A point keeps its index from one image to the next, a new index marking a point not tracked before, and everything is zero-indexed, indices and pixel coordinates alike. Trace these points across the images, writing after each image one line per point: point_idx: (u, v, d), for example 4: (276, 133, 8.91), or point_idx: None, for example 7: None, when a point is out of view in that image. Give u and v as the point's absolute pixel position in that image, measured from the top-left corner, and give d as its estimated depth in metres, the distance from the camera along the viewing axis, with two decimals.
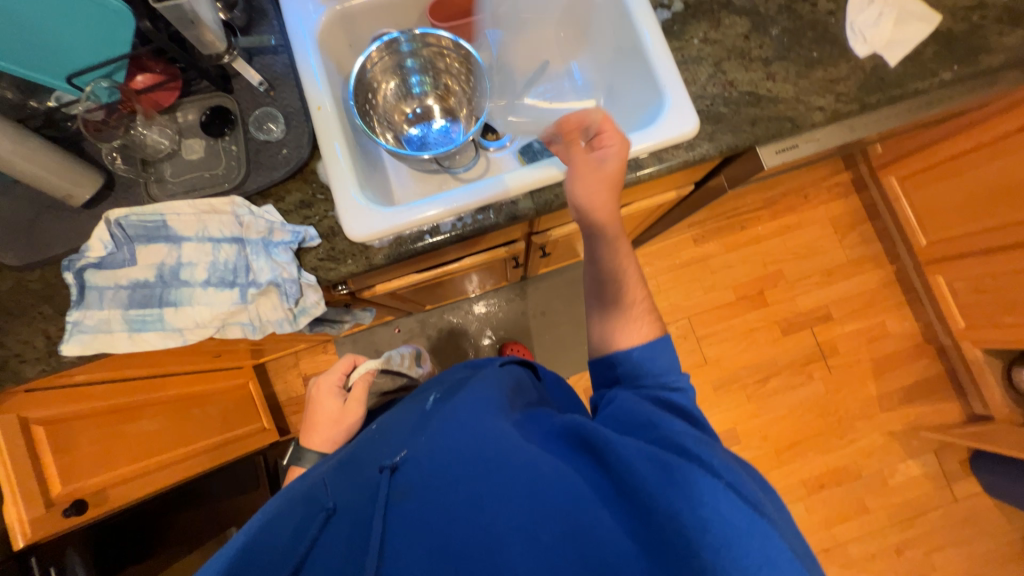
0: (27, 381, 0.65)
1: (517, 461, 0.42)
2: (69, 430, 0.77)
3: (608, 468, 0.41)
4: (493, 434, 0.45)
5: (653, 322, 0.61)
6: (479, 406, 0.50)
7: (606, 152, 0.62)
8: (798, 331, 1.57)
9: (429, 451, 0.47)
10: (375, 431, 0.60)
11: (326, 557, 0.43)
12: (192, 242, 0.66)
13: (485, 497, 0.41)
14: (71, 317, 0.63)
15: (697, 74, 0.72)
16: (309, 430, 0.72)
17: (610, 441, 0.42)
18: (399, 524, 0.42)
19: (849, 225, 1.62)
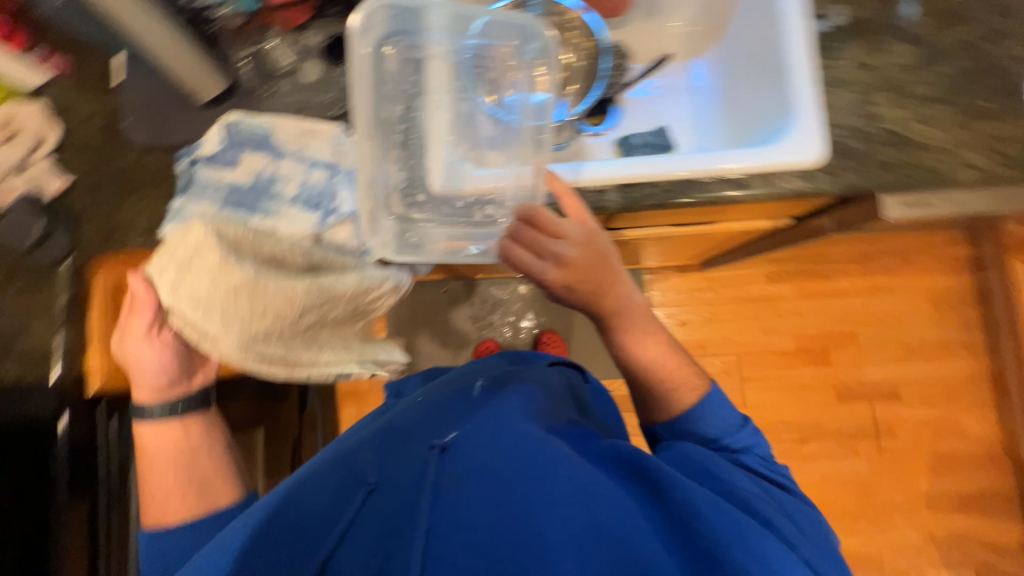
0: (130, 249, 0.73)
1: (575, 477, 0.46)
2: None
3: (664, 502, 0.46)
4: (549, 447, 0.48)
5: (697, 391, 0.65)
6: (529, 417, 0.54)
7: (558, 250, 0.59)
8: (855, 401, 1.44)
9: (481, 443, 0.50)
10: (417, 403, 0.61)
11: (375, 530, 0.45)
12: (290, 159, 0.70)
13: (540, 506, 0.44)
14: (175, 204, 0.69)
15: (837, 99, 0.65)
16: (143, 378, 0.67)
17: (674, 481, 0.46)
18: (453, 517, 0.44)
19: (950, 304, 1.45)
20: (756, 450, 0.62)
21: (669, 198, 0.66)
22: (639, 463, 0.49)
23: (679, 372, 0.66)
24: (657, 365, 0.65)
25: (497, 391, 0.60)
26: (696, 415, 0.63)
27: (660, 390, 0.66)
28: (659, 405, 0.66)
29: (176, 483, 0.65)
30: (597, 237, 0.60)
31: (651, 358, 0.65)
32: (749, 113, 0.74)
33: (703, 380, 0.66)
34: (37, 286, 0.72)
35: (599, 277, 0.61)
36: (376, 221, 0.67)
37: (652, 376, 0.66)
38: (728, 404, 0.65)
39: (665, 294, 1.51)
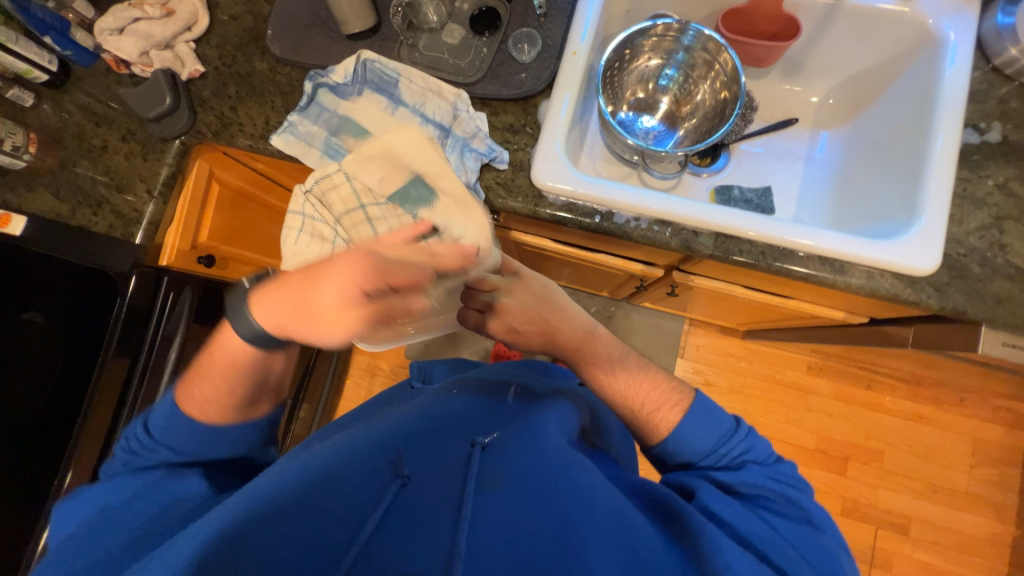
0: (235, 148, 0.76)
1: (611, 504, 0.46)
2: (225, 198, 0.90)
3: (695, 543, 0.44)
4: (585, 473, 0.49)
5: (679, 408, 0.58)
6: (565, 437, 0.55)
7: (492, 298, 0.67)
8: (860, 521, 1.36)
9: (519, 452, 0.51)
10: (452, 398, 0.62)
11: (408, 518, 0.44)
12: (406, 109, 0.72)
13: (580, 522, 0.43)
14: (292, 118, 0.72)
15: (969, 216, 0.62)
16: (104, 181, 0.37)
17: (700, 525, 0.45)
18: (488, 514, 0.43)
19: (991, 457, 1.37)
20: (753, 456, 0.54)
21: (762, 259, 0.64)
22: (673, 508, 0.48)
23: (657, 395, 0.60)
24: (629, 393, 0.61)
25: (533, 406, 0.62)
26: (679, 434, 0.56)
27: (636, 418, 0.60)
28: (642, 434, 0.60)
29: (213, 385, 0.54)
30: (529, 281, 0.68)
31: (624, 389, 0.62)
32: (868, 201, 0.71)
33: (689, 397, 0.59)
34: (147, 154, 0.78)
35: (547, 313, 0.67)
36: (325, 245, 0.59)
37: (627, 407, 0.61)
38: (717, 408, 0.57)
39: (699, 350, 1.47)
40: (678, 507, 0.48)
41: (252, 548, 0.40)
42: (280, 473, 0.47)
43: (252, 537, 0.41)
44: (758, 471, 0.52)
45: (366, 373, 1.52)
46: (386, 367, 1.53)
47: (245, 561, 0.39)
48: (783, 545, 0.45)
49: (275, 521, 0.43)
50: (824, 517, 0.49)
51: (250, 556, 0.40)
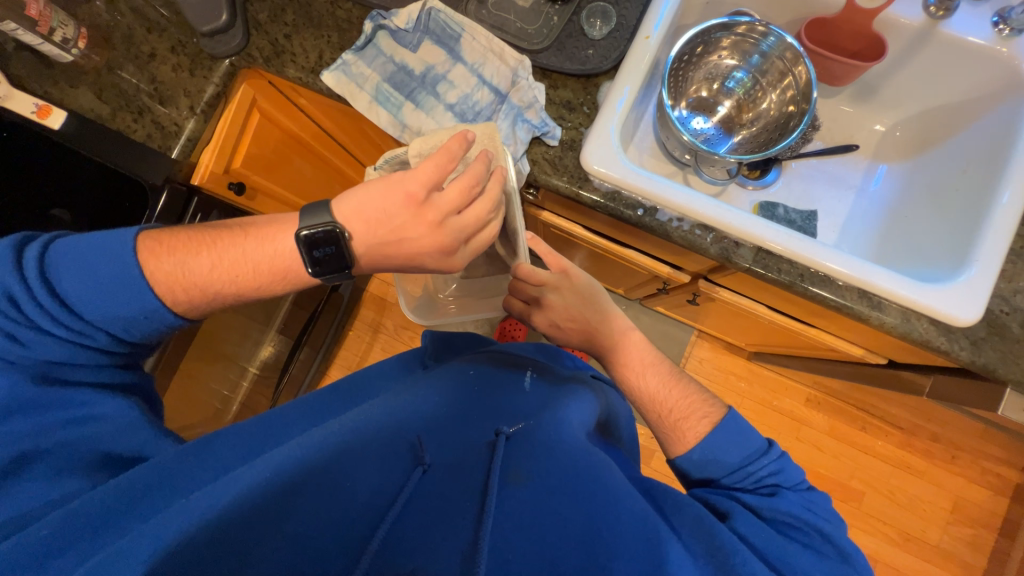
0: (284, 77, 0.74)
1: (632, 507, 0.46)
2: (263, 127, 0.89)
3: (722, 556, 0.44)
4: (609, 475, 0.49)
5: (708, 419, 0.58)
6: (587, 434, 0.56)
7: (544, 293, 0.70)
8: None
9: (543, 446, 0.51)
10: (473, 380, 0.63)
11: (425, 506, 0.44)
12: (464, 67, 0.70)
13: (605, 527, 0.43)
14: (347, 56, 0.70)
15: (1019, 275, 0.61)
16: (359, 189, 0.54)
17: (732, 546, 0.45)
18: (510, 508, 0.44)
19: (971, 518, 1.37)
20: (784, 480, 0.53)
21: (799, 282, 0.63)
22: (696, 515, 0.48)
23: (686, 403, 0.60)
24: (659, 396, 0.62)
25: (557, 395, 0.62)
26: (705, 447, 0.55)
27: (663, 422, 0.60)
28: (664, 440, 0.60)
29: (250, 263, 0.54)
30: (577, 281, 0.70)
31: (652, 392, 0.63)
32: (917, 243, 0.69)
33: (724, 407, 0.60)
34: (194, 69, 0.76)
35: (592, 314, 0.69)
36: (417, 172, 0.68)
37: (655, 410, 0.62)
38: (748, 429, 0.56)
39: (701, 363, 1.47)
40: (707, 522, 0.48)
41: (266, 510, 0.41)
42: (303, 446, 0.47)
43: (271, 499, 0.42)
44: (792, 499, 0.51)
45: (368, 328, 1.53)
46: (389, 326, 1.53)
47: (268, 532, 0.39)
48: (801, 567, 0.46)
49: (295, 496, 0.43)
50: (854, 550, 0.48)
51: (268, 529, 0.40)
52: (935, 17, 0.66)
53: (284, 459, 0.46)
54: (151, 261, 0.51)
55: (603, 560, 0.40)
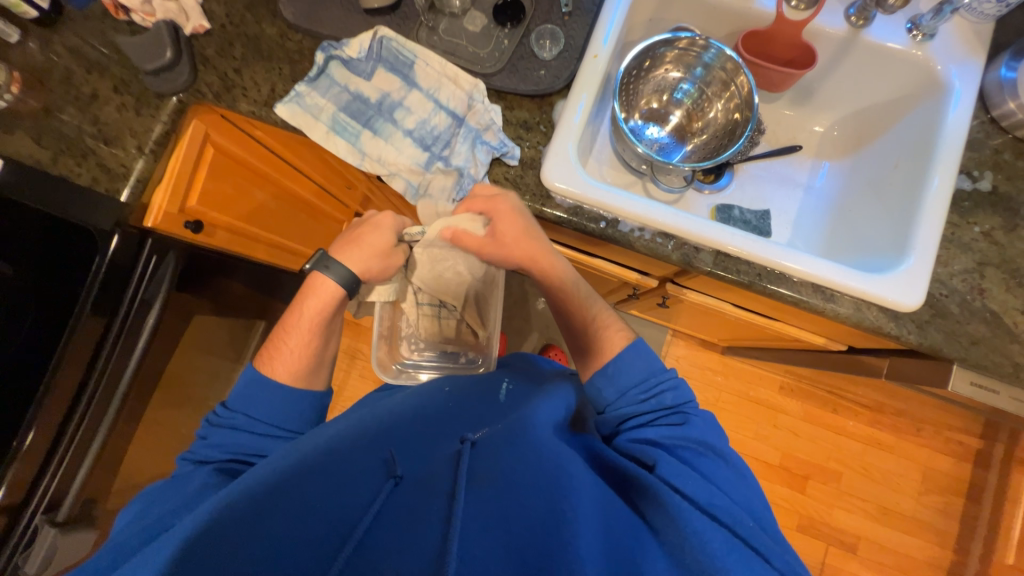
0: (236, 112, 0.73)
1: (595, 493, 0.47)
2: (218, 161, 0.87)
3: (679, 531, 0.45)
4: (573, 462, 0.49)
5: (623, 333, 0.65)
6: (553, 422, 0.56)
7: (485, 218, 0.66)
8: (813, 537, 1.42)
9: (507, 448, 0.51)
10: (449, 397, 0.65)
11: (393, 523, 0.45)
12: (420, 93, 0.70)
13: (569, 510, 0.44)
14: (300, 88, 0.70)
15: (953, 259, 0.65)
16: (347, 242, 0.68)
17: (691, 524, 0.45)
18: (475, 512, 0.44)
19: (940, 486, 1.44)
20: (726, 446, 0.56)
21: (757, 281, 0.66)
22: (652, 491, 0.49)
23: (605, 317, 0.67)
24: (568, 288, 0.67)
25: (533, 395, 0.63)
26: (618, 360, 0.61)
27: (590, 339, 0.65)
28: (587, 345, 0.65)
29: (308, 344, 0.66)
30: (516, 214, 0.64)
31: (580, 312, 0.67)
32: (859, 234, 0.74)
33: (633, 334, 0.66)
34: (140, 108, 0.75)
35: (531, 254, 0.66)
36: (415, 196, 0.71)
37: (581, 328, 0.67)
38: (680, 383, 0.60)
39: (679, 361, 1.51)
40: (667, 501, 0.47)
41: (238, 535, 0.42)
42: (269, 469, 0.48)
43: (241, 531, 0.42)
44: (701, 427, 0.56)
45: (345, 355, 1.50)
46: (366, 351, 1.50)
47: (238, 552, 0.41)
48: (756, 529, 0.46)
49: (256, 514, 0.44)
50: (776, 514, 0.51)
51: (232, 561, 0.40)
52: (856, 27, 0.71)
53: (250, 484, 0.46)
54: (268, 367, 0.66)
55: (564, 541, 0.41)
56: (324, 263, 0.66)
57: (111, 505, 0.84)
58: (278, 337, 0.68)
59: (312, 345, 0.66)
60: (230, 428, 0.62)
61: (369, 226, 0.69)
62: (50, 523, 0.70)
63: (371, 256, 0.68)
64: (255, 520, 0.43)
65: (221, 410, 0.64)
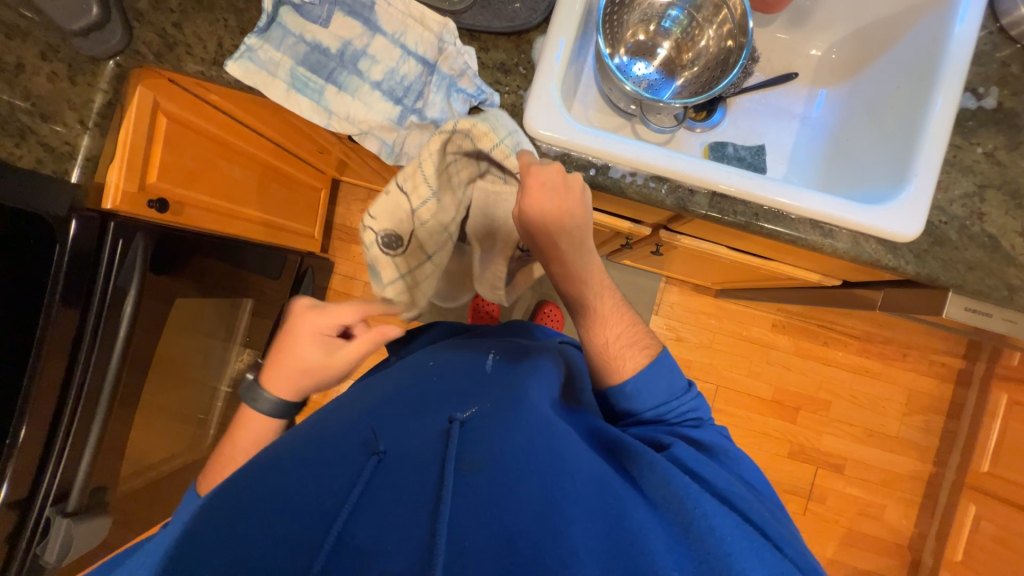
0: (183, 75, 0.66)
1: (590, 472, 0.50)
2: (175, 132, 0.82)
3: (681, 509, 0.48)
4: (567, 442, 0.52)
5: (647, 351, 0.66)
6: (548, 401, 0.58)
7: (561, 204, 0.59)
8: (804, 462, 1.51)
9: (496, 427, 0.52)
10: (432, 371, 0.66)
11: (383, 502, 0.45)
12: (384, 39, 0.64)
13: (561, 495, 0.47)
14: (250, 41, 0.63)
15: (954, 184, 0.63)
16: (271, 366, 0.65)
17: (688, 493, 0.50)
18: (467, 492, 0.46)
19: (924, 406, 1.51)
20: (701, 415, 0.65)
21: (754, 221, 0.64)
22: (642, 459, 0.53)
23: (628, 335, 0.66)
24: (606, 325, 0.67)
25: (517, 370, 0.64)
26: (639, 380, 0.63)
27: (606, 354, 0.66)
28: (602, 367, 0.66)
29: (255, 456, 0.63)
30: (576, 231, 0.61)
31: (613, 337, 0.66)
32: (858, 164, 0.71)
33: (656, 344, 0.68)
34: (75, 75, 0.68)
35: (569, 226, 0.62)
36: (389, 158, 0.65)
37: (598, 346, 0.66)
38: (676, 368, 0.65)
39: (672, 307, 1.51)
40: (663, 469, 0.52)
41: (225, 533, 0.43)
42: (255, 470, 0.49)
43: (227, 527, 0.44)
44: (714, 432, 0.63)
45: None
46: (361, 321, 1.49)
47: (230, 546, 0.42)
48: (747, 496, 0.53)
49: (241, 509, 0.45)
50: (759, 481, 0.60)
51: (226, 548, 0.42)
52: None
53: (232, 489, 0.48)
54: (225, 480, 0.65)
55: (558, 528, 0.44)
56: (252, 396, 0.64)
57: (125, 490, 0.85)
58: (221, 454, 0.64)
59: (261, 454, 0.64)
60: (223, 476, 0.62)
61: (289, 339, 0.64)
62: (61, 514, 0.70)
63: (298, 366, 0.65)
64: (250, 514, 0.44)
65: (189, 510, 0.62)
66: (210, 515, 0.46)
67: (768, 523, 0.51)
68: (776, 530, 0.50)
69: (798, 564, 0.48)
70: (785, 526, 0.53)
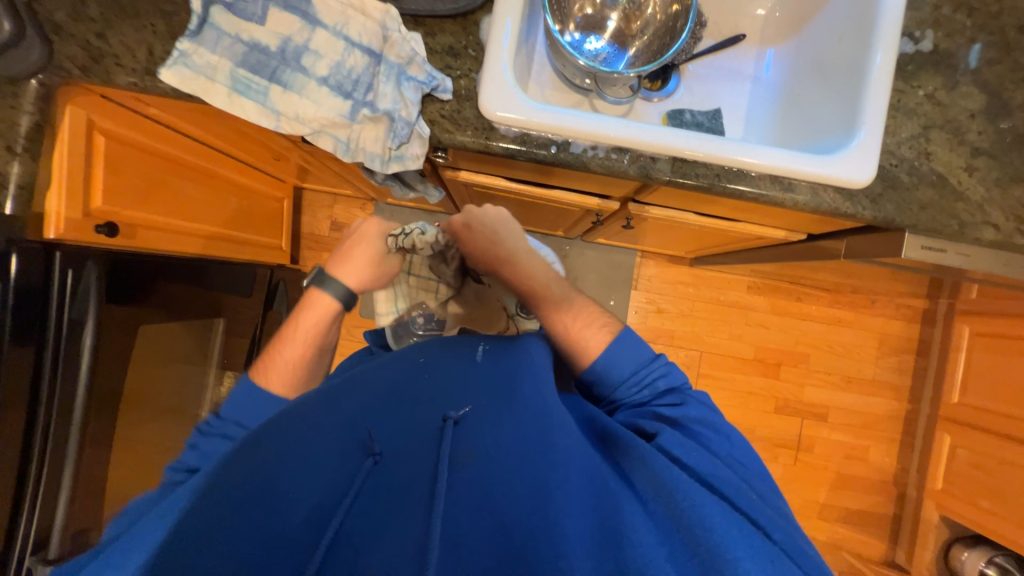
0: (113, 87, 0.62)
1: (584, 467, 0.51)
2: (118, 152, 0.78)
3: (670, 500, 0.48)
4: (562, 436, 0.53)
5: (607, 329, 0.69)
6: (546, 394, 0.59)
7: (486, 220, 0.72)
8: (790, 415, 1.56)
9: (489, 428, 0.54)
10: (422, 363, 0.64)
11: (375, 500, 0.47)
12: (326, 32, 0.61)
13: (556, 486, 0.48)
14: (183, 46, 0.60)
15: (901, 127, 0.66)
16: (338, 260, 0.76)
17: (675, 482, 0.50)
18: (461, 488, 0.47)
19: (895, 348, 1.58)
20: (674, 380, 0.66)
21: (716, 182, 0.64)
22: (626, 444, 0.54)
23: (587, 319, 0.70)
24: (566, 313, 0.70)
25: (514, 364, 0.64)
26: (607, 355, 0.66)
27: (569, 337, 0.69)
28: (574, 356, 0.69)
29: (303, 353, 0.70)
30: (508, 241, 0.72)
31: (575, 320, 0.70)
32: (809, 118, 0.72)
33: (618, 323, 0.71)
34: None
35: (501, 235, 0.71)
36: (346, 155, 0.64)
37: (562, 329, 0.69)
38: (640, 342, 0.68)
39: (651, 281, 1.54)
40: (649, 460, 0.52)
41: (209, 529, 0.42)
42: (242, 466, 0.47)
43: (210, 521, 0.43)
44: (698, 406, 0.63)
45: None
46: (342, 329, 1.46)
47: (212, 543, 0.41)
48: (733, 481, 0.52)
49: (231, 506, 0.44)
50: (753, 463, 0.59)
51: (207, 543, 0.41)
52: None
53: (219, 482, 0.46)
54: (261, 375, 0.69)
55: (553, 516, 0.45)
56: (321, 280, 0.74)
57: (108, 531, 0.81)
58: (275, 340, 0.72)
59: (312, 352, 0.71)
60: (224, 435, 0.62)
61: (357, 240, 0.77)
62: (43, 562, 0.66)
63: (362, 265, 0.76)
64: (234, 514, 0.43)
65: (215, 419, 0.65)
66: (194, 509, 0.44)
67: (754, 508, 0.49)
68: (762, 513, 0.49)
69: (788, 549, 0.47)
70: (779, 513, 0.52)
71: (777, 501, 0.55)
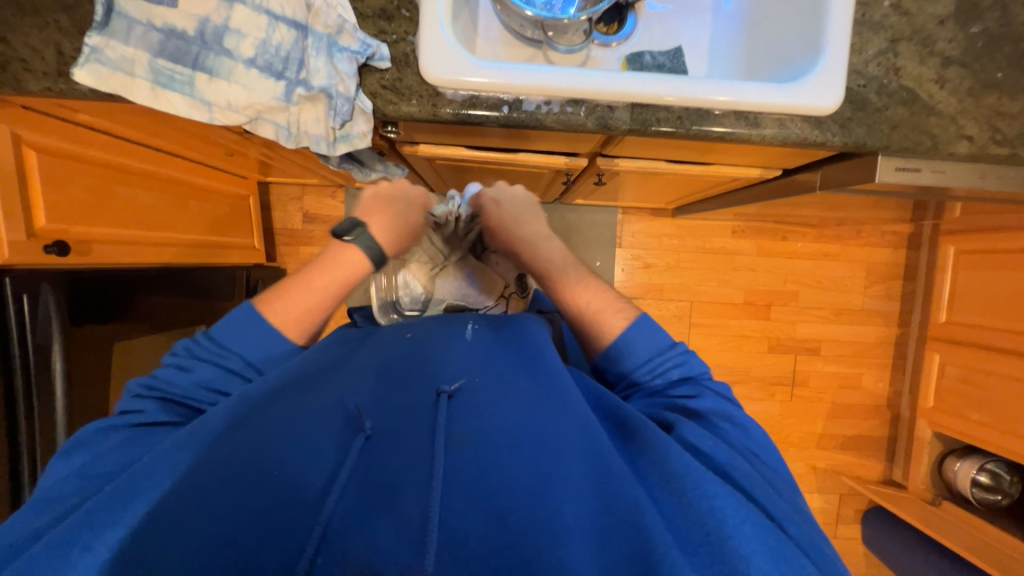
0: (27, 95, 0.58)
1: (587, 447, 0.50)
2: (57, 167, 0.75)
3: (678, 487, 0.47)
4: (561, 422, 0.51)
5: (625, 316, 0.66)
6: (546, 376, 0.57)
7: (503, 198, 0.79)
8: (783, 353, 1.58)
9: (485, 407, 0.52)
10: (411, 344, 0.62)
11: (369, 477, 0.46)
12: (245, 8, 0.56)
13: (553, 472, 0.47)
14: (92, 41, 0.55)
15: (867, 43, 0.62)
16: (381, 226, 0.70)
17: (685, 470, 0.48)
18: (456, 471, 0.46)
19: (883, 276, 1.59)
20: (690, 369, 0.63)
21: (680, 125, 0.61)
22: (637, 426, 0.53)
23: (599, 301, 0.68)
24: (577, 292, 0.69)
25: (516, 350, 0.63)
26: (624, 338, 0.63)
27: (583, 317, 0.68)
28: (590, 337, 0.67)
29: (325, 308, 0.64)
30: (524, 220, 0.77)
31: (588, 299, 0.69)
32: (773, 45, 0.69)
33: (637, 310, 0.68)
34: None
35: (522, 216, 0.77)
36: (286, 142, 0.60)
37: (576, 309, 0.69)
38: (660, 329, 0.65)
39: (635, 237, 1.52)
40: (659, 444, 0.51)
41: (192, 515, 0.42)
42: (230, 448, 0.46)
43: (192, 507, 0.42)
44: (714, 396, 0.60)
45: None
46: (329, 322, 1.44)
47: (197, 529, 0.41)
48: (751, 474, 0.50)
49: (221, 492, 0.43)
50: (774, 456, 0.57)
51: (189, 531, 0.41)
52: None
53: (210, 467, 0.45)
54: (271, 311, 0.61)
55: (552, 507, 0.44)
56: (364, 242, 0.67)
57: None
58: (293, 283, 0.63)
59: (332, 311, 0.66)
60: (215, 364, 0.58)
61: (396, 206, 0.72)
62: None
63: (395, 228, 0.71)
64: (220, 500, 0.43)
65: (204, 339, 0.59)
66: (181, 495, 0.43)
67: (772, 503, 0.48)
68: (780, 508, 0.47)
69: (805, 545, 0.46)
70: (799, 510, 0.51)
71: (799, 498, 0.53)
